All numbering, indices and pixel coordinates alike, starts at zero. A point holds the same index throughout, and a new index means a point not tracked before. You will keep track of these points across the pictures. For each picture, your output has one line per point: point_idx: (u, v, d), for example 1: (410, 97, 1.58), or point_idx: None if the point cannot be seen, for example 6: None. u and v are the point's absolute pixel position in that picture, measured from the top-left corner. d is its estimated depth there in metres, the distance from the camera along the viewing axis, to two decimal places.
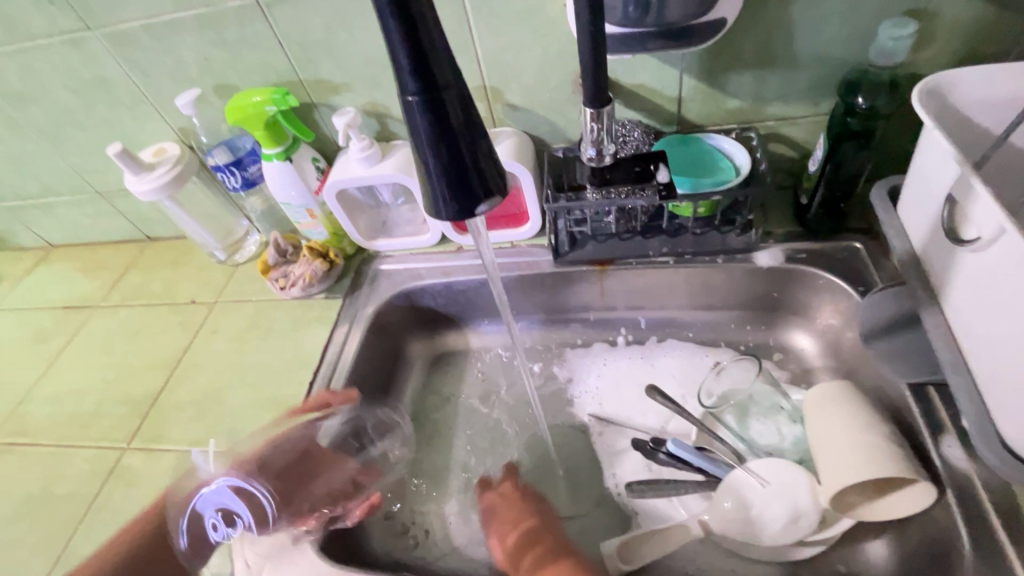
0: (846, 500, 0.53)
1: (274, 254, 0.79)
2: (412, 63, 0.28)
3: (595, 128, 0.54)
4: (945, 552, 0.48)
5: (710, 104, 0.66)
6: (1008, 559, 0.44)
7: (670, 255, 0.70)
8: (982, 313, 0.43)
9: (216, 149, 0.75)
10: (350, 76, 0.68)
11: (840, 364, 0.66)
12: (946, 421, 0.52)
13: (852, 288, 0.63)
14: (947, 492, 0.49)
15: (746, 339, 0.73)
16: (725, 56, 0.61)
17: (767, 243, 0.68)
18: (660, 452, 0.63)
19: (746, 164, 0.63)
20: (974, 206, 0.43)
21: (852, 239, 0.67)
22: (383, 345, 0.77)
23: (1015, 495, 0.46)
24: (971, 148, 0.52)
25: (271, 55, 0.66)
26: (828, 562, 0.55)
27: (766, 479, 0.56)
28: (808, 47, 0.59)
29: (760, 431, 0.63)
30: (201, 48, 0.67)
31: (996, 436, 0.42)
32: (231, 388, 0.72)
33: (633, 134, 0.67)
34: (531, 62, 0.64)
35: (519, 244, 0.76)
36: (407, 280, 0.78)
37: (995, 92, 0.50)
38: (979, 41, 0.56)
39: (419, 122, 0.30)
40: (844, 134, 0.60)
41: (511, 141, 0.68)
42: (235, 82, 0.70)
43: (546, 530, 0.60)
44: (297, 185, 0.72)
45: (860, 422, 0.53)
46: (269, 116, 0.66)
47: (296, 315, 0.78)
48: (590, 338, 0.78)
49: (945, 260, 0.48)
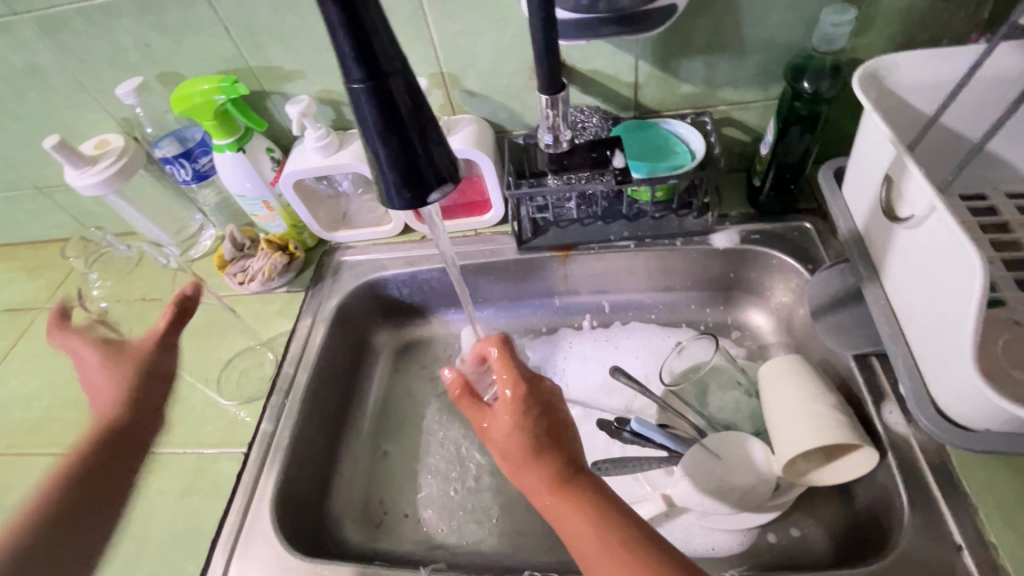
0: (800, 468, 0.56)
1: (230, 248, 0.76)
2: (355, 51, 0.28)
3: (551, 114, 0.56)
4: (887, 511, 0.51)
5: (665, 89, 0.67)
6: (941, 514, 0.47)
7: (631, 239, 0.72)
8: (915, 286, 0.46)
9: (165, 140, 0.72)
10: (301, 63, 0.66)
11: (793, 339, 0.69)
12: (887, 388, 0.56)
13: (802, 266, 0.66)
14: (888, 454, 0.52)
15: (705, 318, 0.76)
16: (678, 41, 0.62)
17: (723, 225, 0.71)
18: (624, 431, 0.64)
19: (701, 148, 0.64)
20: (907, 185, 0.46)
21: (802, 219, 0.69)
22: (348, 338, 0.76)
23: (947, 454, 0.50)
24: (907, 129, 0.55)
25: (217, 41, 0.64)
26: (782, 526, 0.58)
27: (719, 453, 0.59)
28: (755, 32, 0.61)
29: (718, 405, 0.64)
30: (142, 34, 0.64)
31: (929, 400, 0.44)
32: (191, 386, 0.70)
33: (591, 120, 0.67)
34: (487, 48, 0.63)
35: (483, 231, 0.77)
36: (370, 271, 0.77)
37: (930, 75, 0.52)
38: (914, 28, 0.58)
39: (367, 110, 0.30)
40: (791, 118, 0.62)
41: (470, 129, 0.67)
42: (181, 70, 0.67)
43: (564, 449, 0.48)
44: (252, 177, 0.70)
45: (809, 392, 0.56)
46: (218, 105, 0.63)
47: (257, 310, 0.76)
48: (555, 323, 0.79)
49: (883, 236, 0.51)
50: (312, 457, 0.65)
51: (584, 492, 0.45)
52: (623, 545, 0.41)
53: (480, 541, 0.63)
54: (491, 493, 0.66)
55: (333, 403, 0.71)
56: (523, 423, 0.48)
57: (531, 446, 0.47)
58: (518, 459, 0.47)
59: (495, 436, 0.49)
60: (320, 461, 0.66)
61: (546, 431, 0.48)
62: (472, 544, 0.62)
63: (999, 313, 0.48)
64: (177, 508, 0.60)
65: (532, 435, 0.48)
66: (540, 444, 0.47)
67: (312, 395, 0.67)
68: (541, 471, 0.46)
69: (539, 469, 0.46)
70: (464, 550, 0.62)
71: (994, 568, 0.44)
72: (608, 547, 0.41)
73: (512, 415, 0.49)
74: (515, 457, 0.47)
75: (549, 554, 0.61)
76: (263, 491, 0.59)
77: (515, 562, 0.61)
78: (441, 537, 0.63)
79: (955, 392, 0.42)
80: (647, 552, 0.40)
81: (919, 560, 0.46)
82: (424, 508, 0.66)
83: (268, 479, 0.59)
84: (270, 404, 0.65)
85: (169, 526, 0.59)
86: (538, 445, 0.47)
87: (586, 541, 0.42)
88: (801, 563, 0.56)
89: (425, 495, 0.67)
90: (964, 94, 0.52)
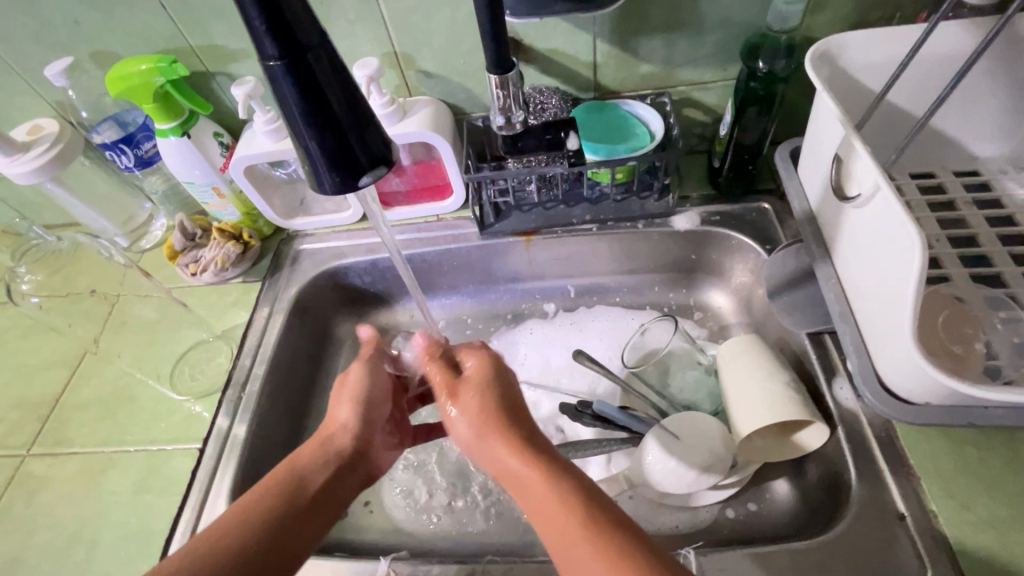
0: (755, 447, 0.58)
1: (180, 238, 0.74)
2: (269, 27, 0.27)
3: (501, 95, 0.55)
4: (837, 483, 0.53)
5: (624, 69, 0.66)
6: (887, 486, 0.49)
7: (593, 222, 0.71)
8: (862, 264, 0.46)
9: (102, 125, 0.69)
10: (245, 42, 0.63)
11: (752, 319, 0.70)
12: (839, 365, 0.57)
13: (760, 246, 0.67)
14: (838, 430, 0.53)
15: (668, 300, 0.76)
16: (635, 19, 0.61)
17: (683, 207, 0.71)
18: (585, 414, 0.64)
19: (660, 130, 0.64)
20: (854, 165, 0.47)
21: (761, 201, 0.70)
22: (308, 328, 0.74)
23: (893, 428, 0.51)
24: (855, 108, 0.56)
25: (153, 18, 0.60)
26: (740, 502, 0.60)
27: (680, 434, 0.58)
28: (713, 10, 0.60)
29: (680, 386, 0.64)
30: (71, 10, 0.60)
31: (874, 375, 0.45)
32: (143, 381, 0.68)
33: (550, 101, 0.66)
34: (441, 26, 0.61)
35: (445, 217, 0.75)
36: (330, 259, 0.75)
37: (878, 55, 0.53)
38: (868, 6, 0.58)
39: (286, 90, 0.29)
40: (749, 98, 0.62)
41: (426, 111, 0.65)
42: (116, 49, 0.64)
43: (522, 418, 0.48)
44: (200, 164, 0.67)
45: (767, 371, 0.57)
46: (158, 87, 0.60)
47: (211, 302, 0.73)
48: (520, 310, 0.79)
49: (833, 216, 0.51)
50: (271, 449, 0.64)
51: (541, 456, 0.44)
52: (567, 503, 0.40)
53: (445, 527, 0.63)
54: (455, 480, 0.66)
55: (295, 394, 0.70)
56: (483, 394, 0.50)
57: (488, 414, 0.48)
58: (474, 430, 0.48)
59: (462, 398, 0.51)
60: (281, 454, 0.65)
61: (510, 403, 0.49)
62: (438, 531, 0.62)
63: (942, 291, 0.49)
64: (130, 507, 0.58)
65: (493, 405, 0.49)
66: (502, 413, 0.48)
67: (271, 388, 0.66)
68: (499, 433, 0.46)
69: (495, 435, 0.46)
70: (430, 537, 0.62)
71: (935, 535, 0.45)
72: (555, 505, 0.40)
73: (470, 386, 0.51)
74: (473, 432, 0.48)
75: (514, 537, 0.61)
76: (218, 488, 0.57)
77: (481, 547, 0.61)
78: (407, 524, 0.63)
79: (899, 369, 0.42)
80: (596, 509, 0.39)
81: (864, 529, 0.47)
82: (388, 497, 0.65)
83: (224, 474, 0.58)
84: (226, 397, 0.63)
85: (122, 525, 0.57)
86: (494, 410, 0.48)
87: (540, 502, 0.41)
88: (759, 537, 0.57)
89: (390, 484, 0.66)
90: (913, 74, 0.53)
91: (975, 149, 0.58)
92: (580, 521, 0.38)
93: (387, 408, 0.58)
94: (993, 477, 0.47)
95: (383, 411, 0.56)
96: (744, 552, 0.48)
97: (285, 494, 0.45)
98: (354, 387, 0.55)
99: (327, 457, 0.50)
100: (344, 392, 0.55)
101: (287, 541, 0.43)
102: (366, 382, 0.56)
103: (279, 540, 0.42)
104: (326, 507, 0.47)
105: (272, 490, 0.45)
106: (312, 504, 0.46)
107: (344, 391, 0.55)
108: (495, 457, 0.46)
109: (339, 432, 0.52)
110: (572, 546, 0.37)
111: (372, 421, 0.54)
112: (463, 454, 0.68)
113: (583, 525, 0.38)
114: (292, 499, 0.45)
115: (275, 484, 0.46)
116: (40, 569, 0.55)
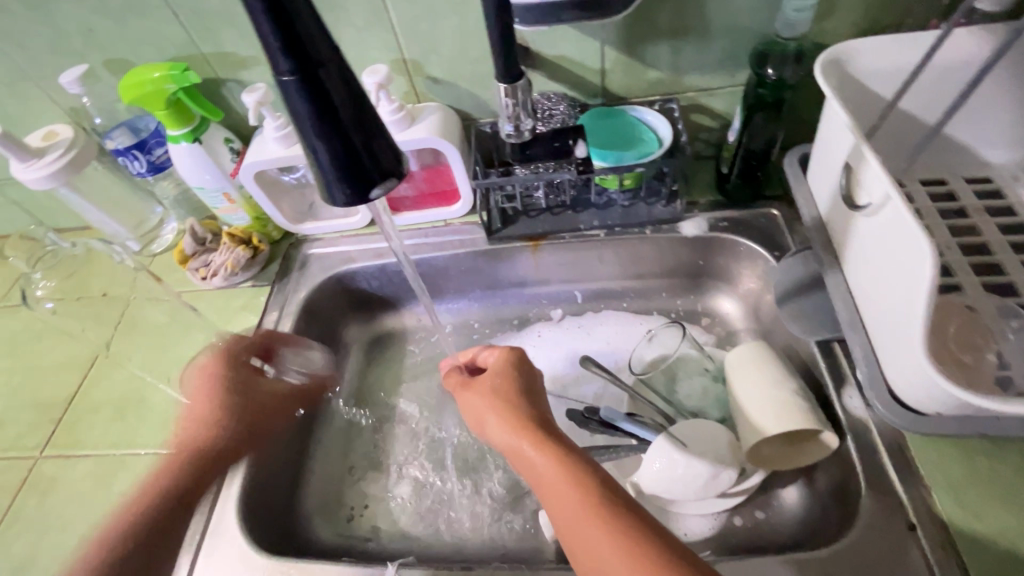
0: (764, 454, 0.58)
1: (191, 242, 0.75)
2: (282, 42, 0.27)
3: (509, 103, 0.55)
4: (846, 492, 0.52)
5: (632, 75, 0.66)
6: (897, 497, 0.48)
7: (601, 228, 0.71)
8: (872, 273, 0.46)
9: (116, 130, 0.70)
10: (256, 49, 0.63)
11: (759, 325, 0.70)
12: (848, 373, 0.57)
13: (768, 252, 0.67)
14: (847, 438, 0.53)
15: (675, 306, 0.76)
16: (643, 25, 0.61)
17: (691, 213, 0.71)
18: (593, 420, 0.65)
19: (668, 137, 0.64)
20: (865, 173, 0.47)
21: (769, 207, 0.70)
22: (316, 332, 0.75)
23: (903, 437, 0.51)
24: (865, 114, 0.55)
25: (165, 26, 0.61)
26: (748, 510, 0.59)
27: (686, 441, 0.57)
28: (721, 16, 0.60)
29: (687, 393, 0.64)
30: (84, 18, 0.61)
31: (885, 386, 0.45)
32: (154, 384, 0.68)
33: (558, 108, 0.67)
34: (450, 33, 0.62)
35: (453, 222, 0.75)
36: (338, 264, 0.76)
37: (888, 61, 0.52)
38: (878, 12, 0.58)
39: (298, 104, 0.29)
40: (756, 104, 0.62)
41: (435, 117, 0.65)
42: (128, 56, 0.65)
43: (538, 403, 0.51)
44: (210, 169, 0.68)
45: (773, 379, 0.57)
46: (170, 94, 0.61)
47: (221, 306, 0.74)
48: (526, 316, 0.79)
49: (843, 224, 0.51)
50: (278, 453, 0.64)
51: (549, 435, 0.47)
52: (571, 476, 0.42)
53: (451, 531, 0.63)
54: (461, 485, 0.66)
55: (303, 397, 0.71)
56: (500, 381, 0.53)
57: (504, 396, 0.51)
58: (486, 406, 0.51)
59: (479, 384, 0.53)
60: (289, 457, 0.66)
61: (528, 389, 0.52)
62: (443, 536, 0.63)
63: (953, 299, 0.49)
64: None
65: (511, 389, 0.52)
66: (517, 395, 0.51)
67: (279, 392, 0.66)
68: (513, 415, 0.49)
69: (507, 413, 0.49)
70: (436, 542, 0.62)
71: (946, 546, 0.45)
72: (560, 477, 0.43)
73: (490, 377, 0.54)
74: (487, 408, 0.51)
75: (520, 543, 0.61)
76: (227, 491, 0.58)
77: (487, 552, 0.61)
78: (413, 528, 0.63)
79: (910, 380, 0.42)
80: (604, 489, 0.41)
81: (874, 538, 0.47)
82: (395, 501, 0.66)
83: (233, 478, 0.59)
84: None
85: None
86: (511, 392, 0.51)
87: (548, 478, 0.43)
88: (767, 545, 0.57)
89: (396, 487, 0.67)
90: (924, 80, 0.53)
91: (986, 156, 0.57)
92: (588, 497, 0.40)
93: (257, 393, 0.62)
94: (1005, 488, 0.46)
95: (257, 402, 0.62)
96: (754, 560, 0.48)
97: (144, 513, 0.51)
98: (216, 389, 0.60)
99: (195, 460, 0.56)
100: (208, 397, 0.59)
101: (150, 546, 0.50)
102: (222, 385, 0.60)
103: (137, 550, 0.49)
104: (196, 494, 0.55)
105: (137, 510, 0.51)
106: (187, 498, 0.54)
107: (207, 393, 0.60)
108: (508, 441, 0.48)
109: (206, 436, 0.57)
110: (575, 516, 0.40)
111: (248, 415, 0.60)
112: (469, 460, 0.68)
113: (590, 502, 0.40)
114: (145, 514, 0.51)
115: (145, 501, 0.52)
116: (52, 569, 0.56)
